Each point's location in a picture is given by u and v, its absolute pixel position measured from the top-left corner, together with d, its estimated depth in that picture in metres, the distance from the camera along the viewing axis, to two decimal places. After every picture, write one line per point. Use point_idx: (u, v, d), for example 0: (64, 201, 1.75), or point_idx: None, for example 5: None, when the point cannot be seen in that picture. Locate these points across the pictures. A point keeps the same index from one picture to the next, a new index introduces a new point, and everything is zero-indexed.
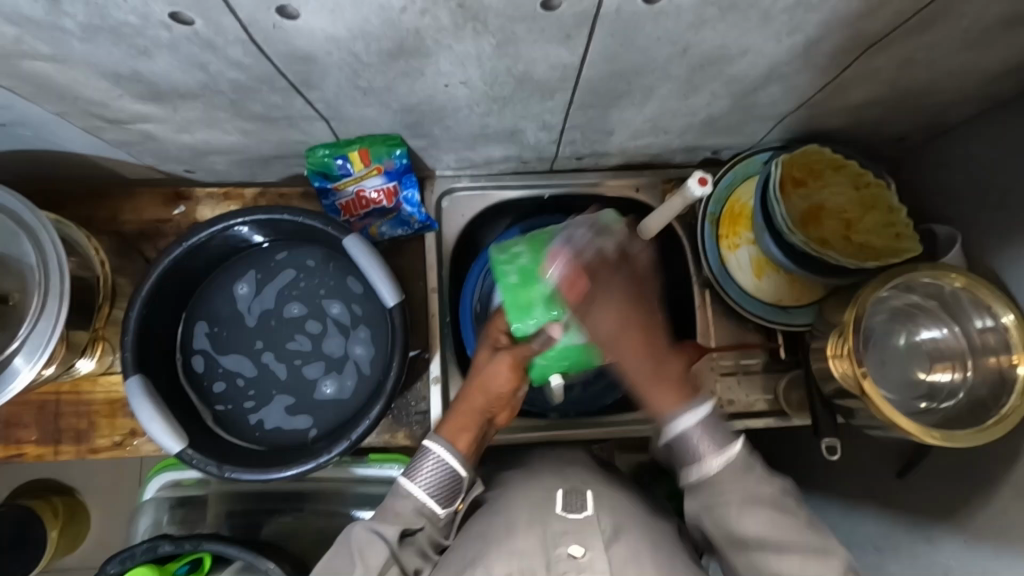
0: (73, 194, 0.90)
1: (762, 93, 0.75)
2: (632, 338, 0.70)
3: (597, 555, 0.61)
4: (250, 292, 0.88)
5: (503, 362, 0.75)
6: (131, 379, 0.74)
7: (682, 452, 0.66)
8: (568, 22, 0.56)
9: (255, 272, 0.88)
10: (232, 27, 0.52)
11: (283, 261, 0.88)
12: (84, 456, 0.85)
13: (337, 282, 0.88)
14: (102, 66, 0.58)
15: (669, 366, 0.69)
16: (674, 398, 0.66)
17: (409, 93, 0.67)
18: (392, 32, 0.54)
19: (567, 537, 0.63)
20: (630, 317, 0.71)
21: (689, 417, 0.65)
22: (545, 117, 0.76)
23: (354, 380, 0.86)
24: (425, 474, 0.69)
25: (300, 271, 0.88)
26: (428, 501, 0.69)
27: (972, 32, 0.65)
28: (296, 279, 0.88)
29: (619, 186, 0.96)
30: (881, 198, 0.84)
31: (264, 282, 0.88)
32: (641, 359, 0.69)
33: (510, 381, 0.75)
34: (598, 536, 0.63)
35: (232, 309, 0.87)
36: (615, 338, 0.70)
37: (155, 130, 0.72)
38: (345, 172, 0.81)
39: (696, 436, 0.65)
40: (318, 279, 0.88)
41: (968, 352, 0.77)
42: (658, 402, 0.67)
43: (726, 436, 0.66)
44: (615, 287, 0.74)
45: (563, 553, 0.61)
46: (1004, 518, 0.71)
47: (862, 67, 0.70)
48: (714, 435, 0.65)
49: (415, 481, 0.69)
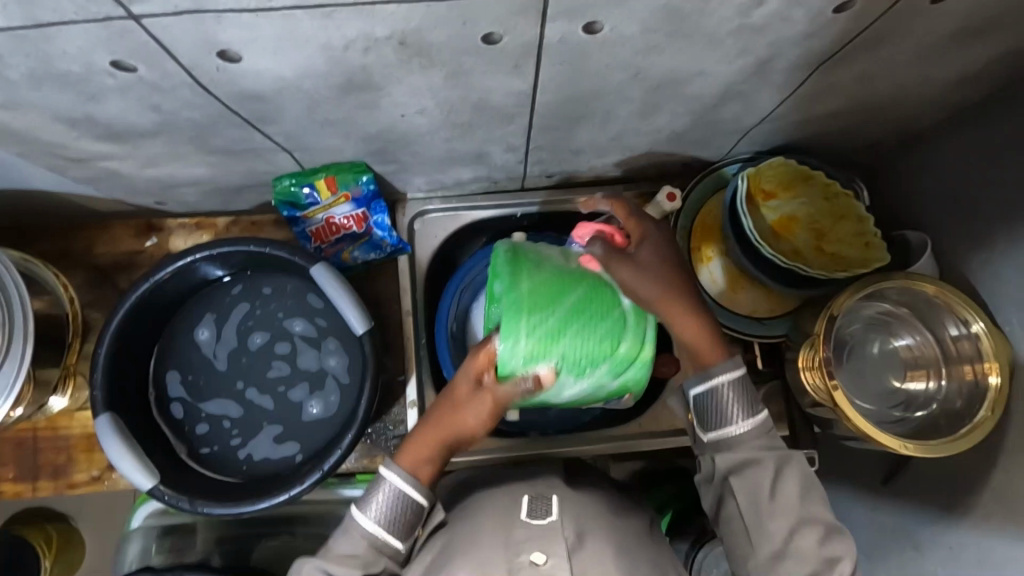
0: (47, 229, 0.91)
1: (722, 110, 0.75)
2: (674, 275, 0.70)
3: (559, 561, 0.61)
4: (211, 335, 0.87)
5: (483, 401, 0.71)
6: (101, 417, 0.75)
7: (710, 413, 0.70)
8: (514, 53, 0.56)
9: (213, 314, 0.88)
10: (177, 71, 0.53)
11: (238, 295, 0.88)
12: (62, 491, 0.85)
13: (298, 300, 0.88)
14: (55, 111, 0.58)
15: (707, 318, 0.72)
16: (711, 355, 0.71)
17: (368, 123, 0.67)
18: (340, 69, 0.55)
19: (528, 545, 0.62)
20: (671, 271, 0.71)
21: (723, 374, 0.69)
22: (509, 140, 0.76)
23: (337, 396, 0.86)
24: (377, 506, 0.70)
25: (257, 301, 0.88)
26: (385, 535, 0.69)
27: (923, 47, 0.65)
28: (253, 309, 0.88)
29: (592, 202, 0.95)
30: (850, 208, 0.85)
31: (222, 319, 0.88)
32: (686, 319, 0.70)
33: (483, 424, 0.73)
34: (561, 544, 0.63)
35: (199, 354, 0.87)
36: (667, 271, 0.70)
37: (120, 167, 0.72)
38: (312, 201, 0.82)
39: (728, 397, 0.69)
40: (275, 305, 0.88)
41: (943, 361, 0.77)
42: (702, 353, 0.71)
43: (751, 404, 0.70)
44: (653, 235, 0.73)
45: (525, 560, 0.61)
46: (987, 525, 0.70)
47: (817, 83, 0.70)
48: (744, 396, 0.70)
49: (368, 514, 0.70)
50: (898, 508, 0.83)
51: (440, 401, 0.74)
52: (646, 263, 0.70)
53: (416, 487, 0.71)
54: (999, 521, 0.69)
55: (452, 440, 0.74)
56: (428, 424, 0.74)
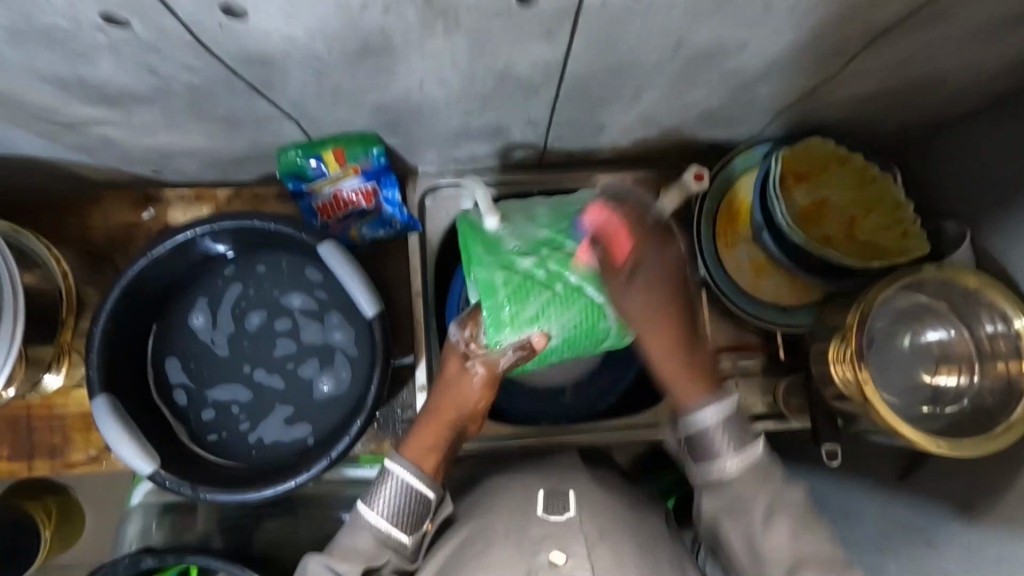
0: (37, 199, 0.86)
1: (760, 86, 0.70)
2: (665, 309, 0.68)
3: (579, 562, 0.59)
4: (206, 322, 0.84)
5: (475, 376, 0.74)
6: (97, 399, 0.71)
7: (702, 446, 0.67)
8: (548, 17, 0.51)
9: (207, 299, 0.84)
10: (174, 28, 0.48)
11: (231, 275, 0.84)
12: (58, 471, 0.83)
13: (294, 275, 0.85)
14: (41, 71, 0.53)
15: (698, 355, 0.70)
16: (698, 391, 0.68)
17: (381, 94, 0.62)
18: (355, 31, 0.50)
19: (547, 544, 0.61)
20: (677, 291, 0.70)
21: (710, 413, 0.66)
22: (530, 113, 0.71)
23: (347, 371, 0.83)
24: (384, 499, 0.68)
25: (251, 279, 0.84)
26: (391, 529, 0.67)
27: (991, 20, 0.60)
28: (246, 289, 0.84)
29: (612, 181, 0.89)
30: (886, 194, 0.81)
31: (217, 302, 0.84)
32: (668, 351, 0.68)
33: (482, 394, 0.75)
34: (580, 542, 0.61)
35: (197, 341, 0.83)
36: (643, 322, 0.68)
37: (114, 134, 0.67)
38: (319, 173, 0.77)
39: (717, 432, 0.66)
40: (271, 282, 0.84)
41: (976, 357, 0.74)
42: (682, 390, 0.68)
43: (746, 438, 0.66)
44: (654, 264, 0.69)
45: (544, 561, 0.59)
46: (1013, 527, 0.68)
47: (869, 58, 0.65)
48: (736, 429, 0.66)
49: (373, 508, 0.68)
50: (915, 505, 0.81)
51: (436, 387, 0.76)
52: (629, 305, 0.67)
53: (421, 476, 0.69)
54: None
55: (455, 422, 0.74)
56: (427, 413, 0.74)
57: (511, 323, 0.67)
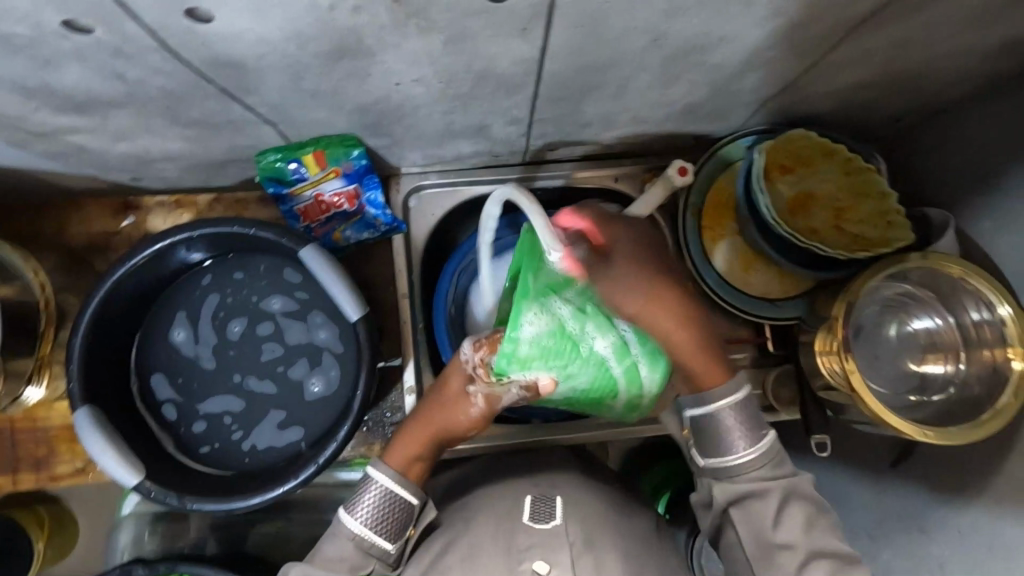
0: (15, 210, 0.85)
1: (741, 80, 0.70)
2: (654, 294, 0.65)
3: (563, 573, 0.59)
4: (188, 336, 0.83)
5: (474, 406, 0.72)
6: (79, 410, 0.71)
7: (710, 436, 0.66)
8: (525, 14, 0.50)
9: (186, 312, 0.83)
10: (139, 33, 0.47)
11: (210, 283, 0.83)
12: (45, 483, 0.82)
13: (275, 279, 0.84)
14: (7, 79, 0.52)
15: (706, 330, 0.67)
16: (716, 374, 0.66)
17: (359, 95, 0.61)
18: (329, 32, 0.49)
19: (532, 552, 0.60)
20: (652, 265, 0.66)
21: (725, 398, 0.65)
22: (512, 111, 0.70)
23: (337, 370, 0.82)
24: (365, 507, 0.67)
25: (228, 287, 0.84)
26: (372, 537, 0.66)
27: (968, 11, 0.60)
28: (224, 298, 0.83)
29: (596, 177, 0.90)
30: (871, 183, 0.80)
31: (196, 313, 0.83)
32: (676, 330, 0.66)
33: (474, 422, 0.74)
34: (564, 551, 0.60)
35: (181, 355, 0.83)
36: (641, 307, 0.64)
37: (89, 141, 0.66)
38: (300, 176, 0.76)
39: (729, 423, 0.65)
40: (248, 289, 0.84)
41: (962, 345, 0.74)
42: (703, 374, 0.66)
43: (758, 432, 0.66)
44: (630, 245, 0.66)
45: (528, 569, 0.59)
46: (999, 512, 0.68)
47: (850, 50, 0.65)
48: (747, 421, 0.65)
49: (355, 516, 0.67)
50: (904, 494, 0.81)
51: (431, 400, 0.74)
52: (620, 298, 0.64)
53: (407, 486, 0.69)
54: (1013, 508, 0.67)
55: (443, 439, 0.73)
56: (414, 423, 0.73)
57: (521, 363, 0.62)
